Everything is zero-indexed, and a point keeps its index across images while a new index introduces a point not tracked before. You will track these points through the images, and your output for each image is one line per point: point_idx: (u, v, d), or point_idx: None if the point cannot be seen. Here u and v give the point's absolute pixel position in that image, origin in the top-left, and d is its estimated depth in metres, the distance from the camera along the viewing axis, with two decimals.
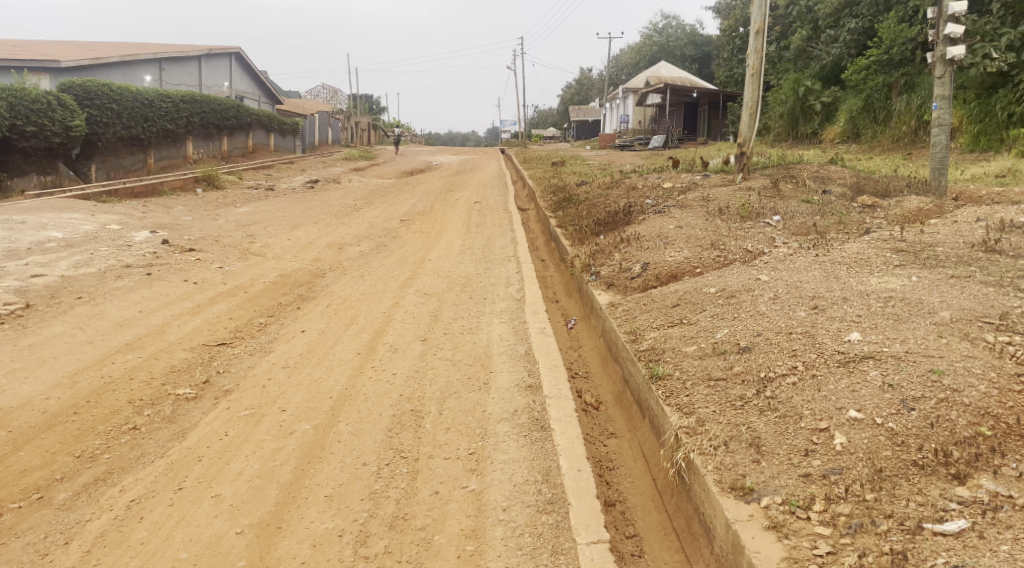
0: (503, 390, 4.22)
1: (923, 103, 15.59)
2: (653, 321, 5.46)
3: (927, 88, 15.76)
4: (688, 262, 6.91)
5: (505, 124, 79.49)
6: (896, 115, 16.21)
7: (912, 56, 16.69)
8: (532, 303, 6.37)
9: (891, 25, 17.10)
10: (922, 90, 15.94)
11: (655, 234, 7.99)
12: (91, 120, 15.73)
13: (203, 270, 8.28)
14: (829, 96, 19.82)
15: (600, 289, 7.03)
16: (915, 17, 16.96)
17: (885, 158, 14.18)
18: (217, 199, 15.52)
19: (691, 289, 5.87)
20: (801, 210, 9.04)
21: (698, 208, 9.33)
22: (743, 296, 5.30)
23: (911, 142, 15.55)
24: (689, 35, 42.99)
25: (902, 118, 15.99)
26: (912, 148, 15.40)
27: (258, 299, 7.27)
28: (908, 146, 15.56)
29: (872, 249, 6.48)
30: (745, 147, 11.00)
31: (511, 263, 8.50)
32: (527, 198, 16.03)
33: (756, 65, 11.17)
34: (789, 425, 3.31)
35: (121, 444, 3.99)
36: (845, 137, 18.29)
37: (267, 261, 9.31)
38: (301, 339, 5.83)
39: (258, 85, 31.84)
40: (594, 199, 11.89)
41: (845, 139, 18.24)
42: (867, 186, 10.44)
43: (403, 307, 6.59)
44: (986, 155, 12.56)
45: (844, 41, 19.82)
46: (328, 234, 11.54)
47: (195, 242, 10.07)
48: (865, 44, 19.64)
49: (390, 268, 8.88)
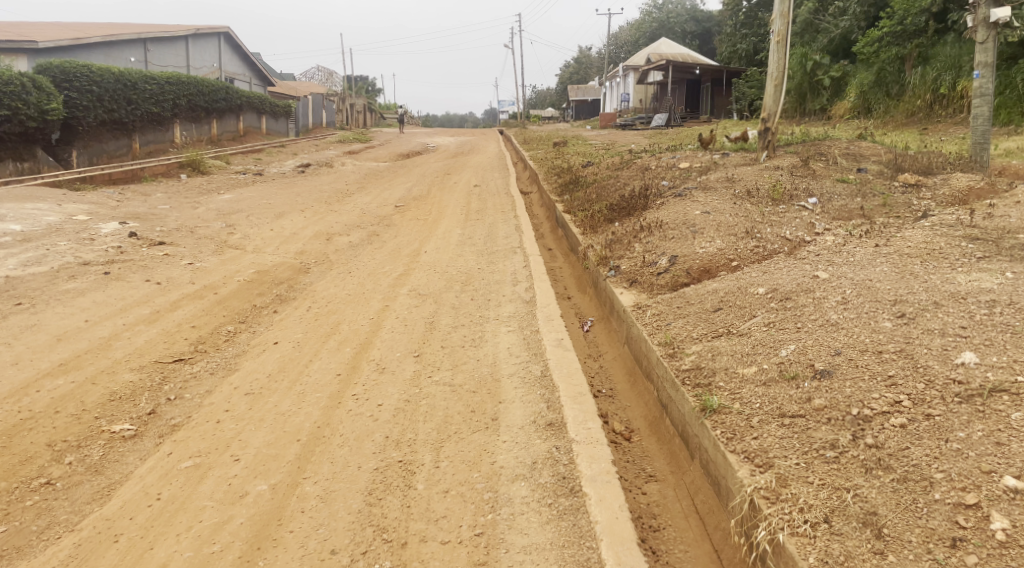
0: (515, 429, 3.33)
1: (939, 75, 14.57)
2: (691, 329, 4.55)
3: (945, 60, 14.77)
4: (722, 255, 5.99)
5: (503, 105, 78.17)
6: (909, 90, 15.27)
7: (925, 26, 15.69)
8: (545, 306, 5.44)
9: None
10: (938, 62, 14.95)
11: (680, 220, 7.05)
12: (69, 104, 14.76)
13: (171, 267, 7.35)
14: (838, 70, 18.81)
15: (621, 287, 6.11)
16: None
17: (905, 134, 13.17)
18: (200, 186, 14.58)
19: (735, 288, 4.96)
20: (839, 192, 8.09)
21: (722, 190, 8.42)
22: (802, 300, 4.40)
23: (925, 116, 14.50)
24: (689, 11, 41.73)
25: (916, 91, 14.96)
26: (925, 123, 14.34)
27: (229, 302, 6.36)
28: (921, 120, 14.50)
29: (939, 236, 5.55)
30: (769, 123, 10.01)
31: (517, 256, 7.60)
32: (529, 181, 15.09)
33: (781, 30, 10.17)
34: (916, 496, 2.55)
35: (25, 509, 3.14)
36: (855, 113, 17.27)
37: (246, 255, 8.39)
38: (273, 353, 4.95)
39: (249, 66, 30.76)
40: (603, 181, 10.97)
41: (856, 114, 17.28)
42: (905, 160, 9.46)
43: (393, 311, 5.66)
44: (1008, 129, 11.54)
45: (854, 13, 18.87)
46: (316, 223, 10.62)
47: (167, 235, 9.13)
48: (876, 15, 18.59)
49: (383, 262, 7.96)
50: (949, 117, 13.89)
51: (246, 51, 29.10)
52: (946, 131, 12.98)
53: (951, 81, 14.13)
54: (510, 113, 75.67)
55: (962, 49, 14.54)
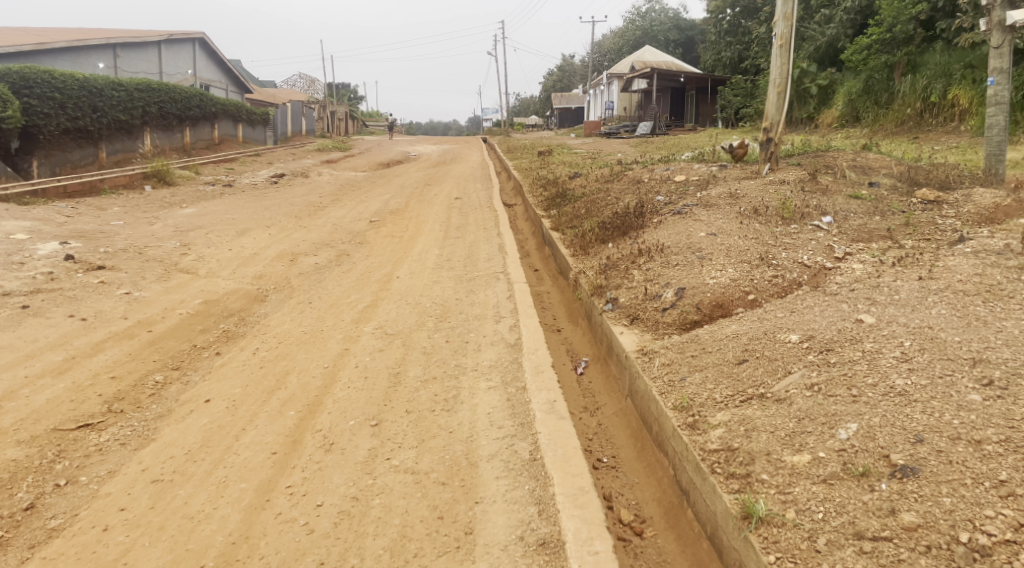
0: (496, 553, 2.69)
1: (929, 83, 13.86)
2: (713, 390, 3.71)
3: (935, 67, 14.07)
4: (736, 286, 5.18)
5: (486, 113, 77.57)
6: (899, 98, 14.57)
7: (914, 35, 14.90)
8: (533, 351, 4.59)
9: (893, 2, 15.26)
10: (927, 69, 14.30)
11: (684, 242, 6.23)
12: (29, 112, 13.74)
13: (104, 298, 6.42)
14: (826, 78, 18.18)
15: (620, 324, 5.27)
16: None
17: (897, 142, 12.52)
18: (162, 198, 13.62)
19: (761, 333, 4.14)
20: (854, 209, 7.33)
21: (726, 207, 7.61)
22: (848, 355, 3.59)
23: (916, 125, 13.86)
24: (673, 19, 41.24)
25: (907, 99, 14.25)
26: (917, 131, 13.72)
27: (164, 343, 5.44)
28: (913, 129, 13.86)
29: (988, 266, 4.77)
30: (771, 133, 9.21)
31: (500, 283, 6.76)
32: (513, 194, 14.25)
33: (785, 34, 9.37)
34: None
35: None
36: (844, 122, 16.62)
37: (196, 280, 7.49)
38: (202, 415, 4.08)
39: (225, 73, 29.70)
40: (592, 195, 10.17)
41: (844, 122, 16.63)
42: (918, 173, 8.71)
43: (354, 356, 4.78)
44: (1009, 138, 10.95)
45: (839, 20, 18.04)
46: (281, 241, 9.71)
47: (111, 256, 8.17)
48: (862, 23, 17.92)
49: (350, 289, 7.07)
50: (941, 125, 13.19)
51: (222, 57, 28.07)
52: (937, 140, 12.40)
53: (943, 89, 13.43)
54: (494, 121, 74.90)
55: (953, 56, 13.86)
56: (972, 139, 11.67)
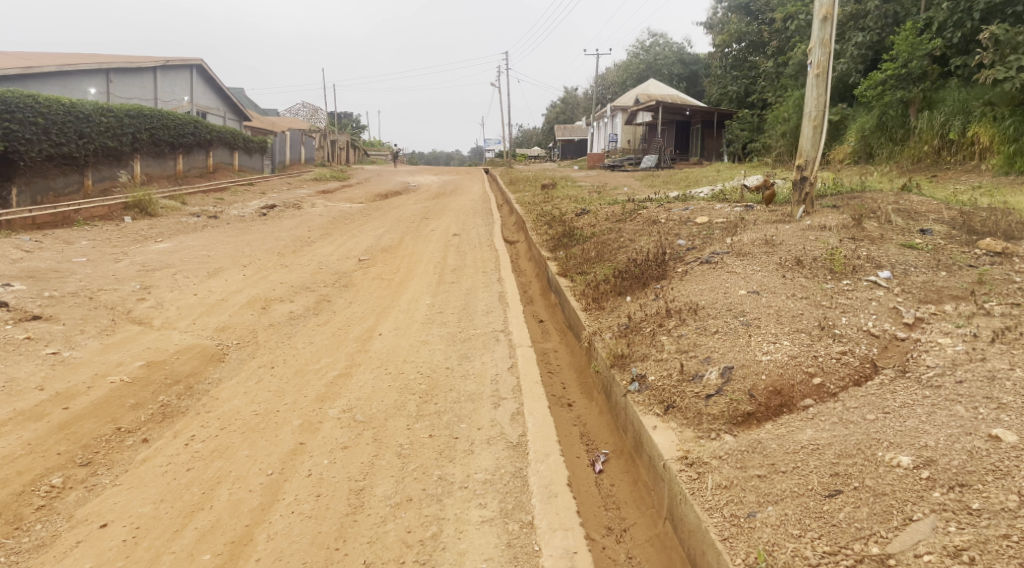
0: None
1: (948, 119, 12.81)
2: (803, 541, 2.72)
3: (952, 104, 13.09)
4: (797, 365, 4.09)
5: (489, 143, 76.96)
6: (915, 134, 13.51)
7: (928, 70, 14.07)
8: (542, 460, 3.53)
9: (907, 36, 14.23)
10: (945, 106, 13.22)
11: (722, 301, 5.12)
12: (9, 137, 12.70)
13: (27, 361, 5.34)
14: (836, 113, 17.23)
15: (651, 412, 4.19)
16: (931, 29, 14.36)
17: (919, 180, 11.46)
18: (138, 231, 12.58)
19: (853, 448, 3.00)
20: (913, 262, 6.25)
21: (763, 257, 6.54)
22: (999, 506, 2.57)
23: (933, 163, 12.75)
24: (676, 53, 40.63)
25: (923, 135, 13.20)
26: (935, 169, 12.58)
27: (79, 424, 4.34)
28: (930, 167, 12.73)
29: None
30: (805, 171, 8.15)
31: (500, 347, 5.67)
32: (515, 229, 13.21)
33: (820, 61, 8.27)
34: None
35: None
36: (856, 158, 15.49)
37: (146, 334, 6.41)
38: (95, 553, 3.08)
39: (222, 99, 28.82)
40: (603, 236, 9.13)
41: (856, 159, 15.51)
42: (973, 220, 7.64)
43: (308, 456, 3.71)
44: None
45: (849, 56, 17.03)
46: (256, 284, 8.65)
47: (55, 303, 7.10)
48: (873, 58, 16.96)
49: (323, 349, 5.98)
50: (960, 164, 12.17)
51: (219, 84, 27.21)
52: (956, 179, 11.39)
53: (962, 126, 12.41)
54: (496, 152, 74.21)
55: (971, 93, 12.94)
56: (999, 179, 10.65)
